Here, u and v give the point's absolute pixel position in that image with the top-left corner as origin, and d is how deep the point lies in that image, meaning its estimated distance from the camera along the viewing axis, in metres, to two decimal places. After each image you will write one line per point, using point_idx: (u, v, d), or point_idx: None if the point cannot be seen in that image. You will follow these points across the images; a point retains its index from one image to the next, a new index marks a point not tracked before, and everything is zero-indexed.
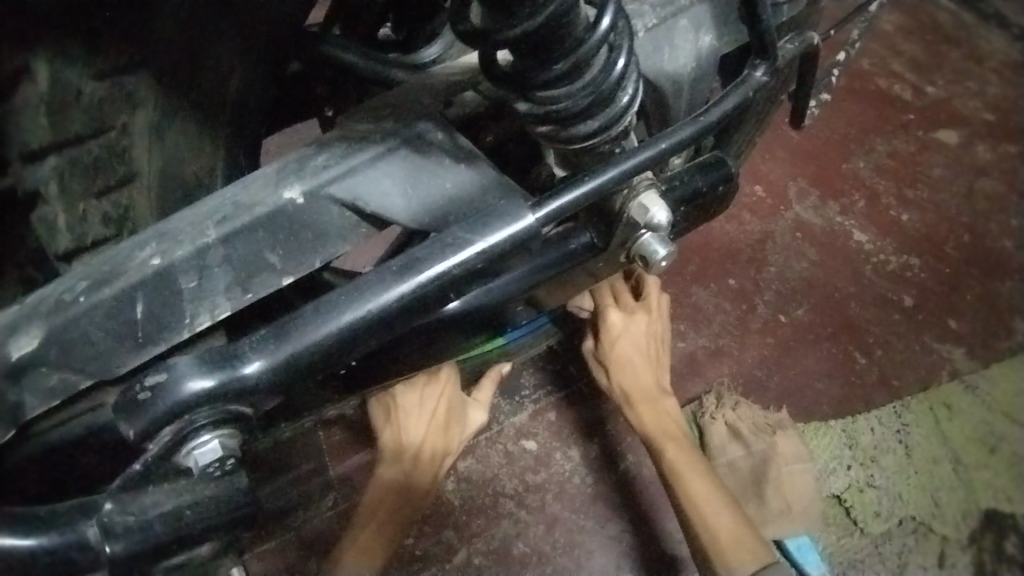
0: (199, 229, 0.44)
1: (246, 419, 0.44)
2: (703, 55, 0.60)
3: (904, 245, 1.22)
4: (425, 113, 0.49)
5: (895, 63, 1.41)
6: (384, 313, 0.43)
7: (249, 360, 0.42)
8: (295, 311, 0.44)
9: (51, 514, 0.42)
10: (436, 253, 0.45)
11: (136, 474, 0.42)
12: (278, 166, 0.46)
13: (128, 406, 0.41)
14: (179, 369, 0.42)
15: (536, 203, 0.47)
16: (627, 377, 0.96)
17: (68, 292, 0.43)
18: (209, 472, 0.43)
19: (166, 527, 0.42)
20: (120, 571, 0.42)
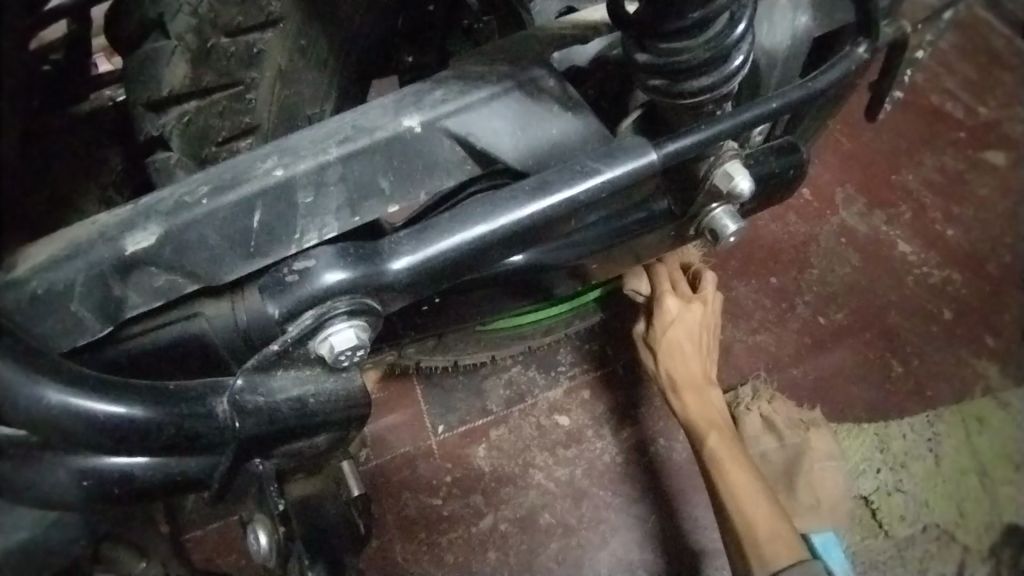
0: (322, 147, 0.47)
1: (378, 316, 0.48)
2: (798, 35, 0.60)
3: (947, 260, 1.15)
4: (540, 61, 0.51)
5: (976, 67, 1.29)
6: (514, 230, 0.47)
7: (393, 259, 0.46)
8: (432, 219, 0.48)
9: (172, 390, 0.46)
10: (565, 178, 0.47)
11: (274, 354, 0.46)
12: (396, 97, 0.49)
13: (277, 286, 0.46)
14: (324, 258, 0.46)
15: (657, 145, 0.49)
16: (677, 364, 0.96)
17: (190, 195, 0.46)
18: (339, 361, 0.47)
19: (291, 411, 0.49)
20: (244, 445, 0.48)
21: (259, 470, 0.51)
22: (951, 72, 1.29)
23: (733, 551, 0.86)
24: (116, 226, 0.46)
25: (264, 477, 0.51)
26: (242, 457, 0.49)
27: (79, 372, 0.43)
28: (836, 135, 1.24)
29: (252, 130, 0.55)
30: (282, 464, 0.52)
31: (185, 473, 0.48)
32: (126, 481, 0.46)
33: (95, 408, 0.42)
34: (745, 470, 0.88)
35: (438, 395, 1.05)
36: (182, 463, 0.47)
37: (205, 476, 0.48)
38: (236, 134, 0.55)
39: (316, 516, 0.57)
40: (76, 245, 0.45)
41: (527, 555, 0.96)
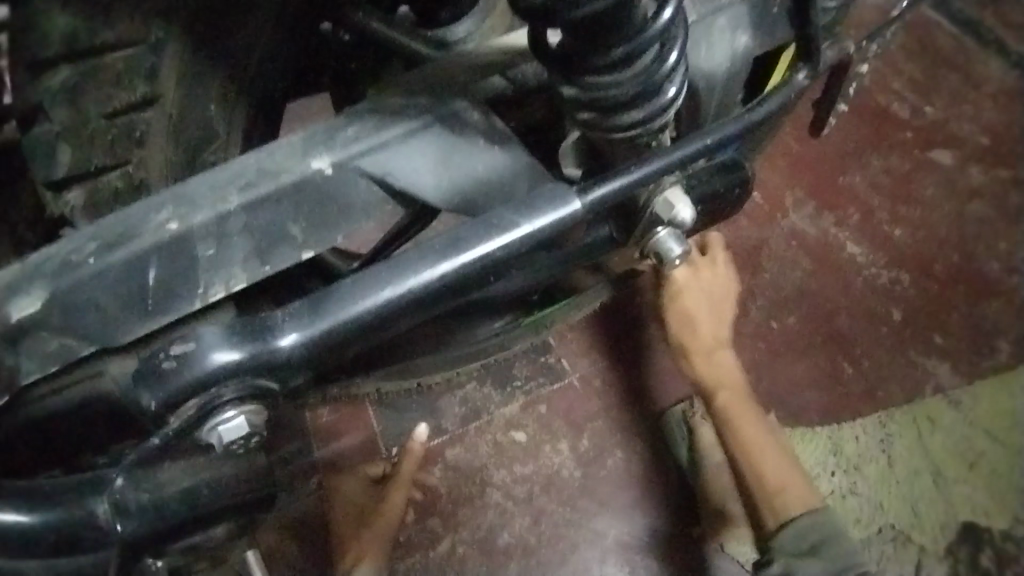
0: (221, 194, 0.43)
1: (273, 396, 0.45)
2: (737, 55, 0.58)
3: (895, 260, 1.15)
4: (463, 91, 0.48)
5: (921, 66, 1.30)
6: (420, 293, 0.44)
7: (282, 334, 0.43)
8: (330, 286, 0.45)
9: (54, 490, 0.44)
10: (477, 233, 0.44)
11: (156, 448, 0.43)
12: (305, 134, 0.45)
13: (154, 376, 0.42)
14: (207, 339, 0.43)
15: (582, 189, 0.46)
16: (687, 331, 0.95)
17: (76, 253, 0.42)
18: (233, 448, 0.45)
19: (179, 506, 0.47)
20: (129, 545, 0.46)
21: (151, 568, 0.48)
22: (896, 72, 1.29)
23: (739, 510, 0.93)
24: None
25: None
26: (129, 559, 0.47)
27: None
28: (785, 137, 1.23)
29: (121, 165, 0.49)
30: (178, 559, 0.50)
31: None
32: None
33: None
34: (758, 427, 0.92)
35: (391, 418, 1.01)
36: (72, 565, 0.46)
37: None
38: (106, 167, 0.49)
39: None
40: None
41: None
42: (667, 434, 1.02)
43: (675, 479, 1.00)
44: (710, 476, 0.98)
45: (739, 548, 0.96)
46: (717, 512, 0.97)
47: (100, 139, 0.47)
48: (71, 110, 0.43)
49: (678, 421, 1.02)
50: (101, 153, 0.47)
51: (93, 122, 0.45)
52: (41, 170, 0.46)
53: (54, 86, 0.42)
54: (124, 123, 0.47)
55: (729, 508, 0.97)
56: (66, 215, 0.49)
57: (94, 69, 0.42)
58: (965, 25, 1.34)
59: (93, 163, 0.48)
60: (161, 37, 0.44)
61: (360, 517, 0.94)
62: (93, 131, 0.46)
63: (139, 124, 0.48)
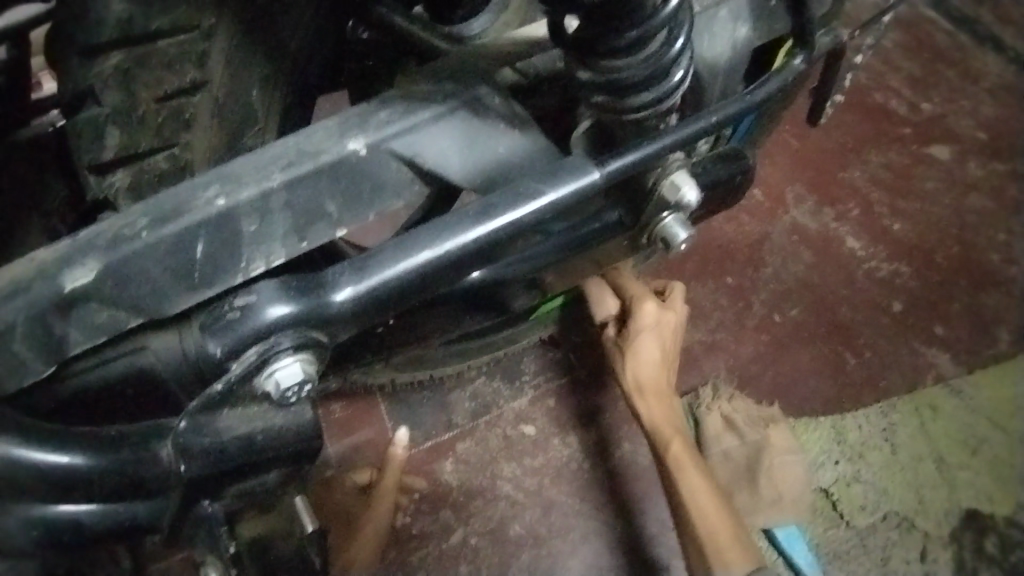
0: (265, 173, 0.47)
1: (323, 348, 0.49)
2: (739, 46, 0.61)
3: (894, 253, 1.18)
4: (485, 79, 0.51)
5: (918, 65, 1.33)
6: (458, 253, 0.47)
7: (336, 289, 0.47)
8: (372, 249, 0.49)
9: (113, 437, 0.49)
10: (508, 202, 0.48)
11: (217, 395, 0.47)
12: (341, 119, 0.49)
13: (218, 324, 0.47)
14: (265, 293, 0.47)
15: (600, 162, 0.50)
16: (640, 365, 0.92)
17: (128, 227, 0.45)
18: (287, 398, 0.48)
19: (240, 450, 0.50)
20: (190, 486, 0.50)
21: (207, 512, 0.52)
22: (893, 71, 1.32)
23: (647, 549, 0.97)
24: (54, 262, 0.44)
25: (211, 518, 0.52)
26: (189, 499, 0.50)
27: (14, 424, 0.46)
28: (785, 135, 1.26)
29: (170, 147, 0.53)
30: (230, 506, 0.53)
31: (133, 518, 0.50)
32: (73, 530, 0.48)
33: (36, 455, 0.45)
34: (685, 444, 0.89)
35: (404, 409, 1.03)
36: (128, 509, 0.50)
37: (153, 519, 0.51)
38: (155, 149, 0.53)
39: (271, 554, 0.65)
40: (16, 283, 0.44)
41: (498, 568, 0.95)
42: None
43: None
44: (715, 464, 1.00)
45: (747, 534, 0.99)
46: (724, 499, 0.98)
47: (150, 123, 0.51)
48: (122, 92, 0.49)
49: (684, 411, 1.05)
50: (149, 137, 0.52)
51: (143, 106, 0.50)
52: (90, 154, 0.51)
53: (108, 69, 0.48)
54: (173, 106, 0.52)
55: (736, 493, 0.99)
56: (109, 198, 0.53)
57: (145, 56, 0.48)
58: (959, 26, 1.38)
59: (141, 144, 0.52)
60: (210, 22, 0.49)
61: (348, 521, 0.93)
62: (143, 115, 0.51)
63: (187, 107, 0.52)
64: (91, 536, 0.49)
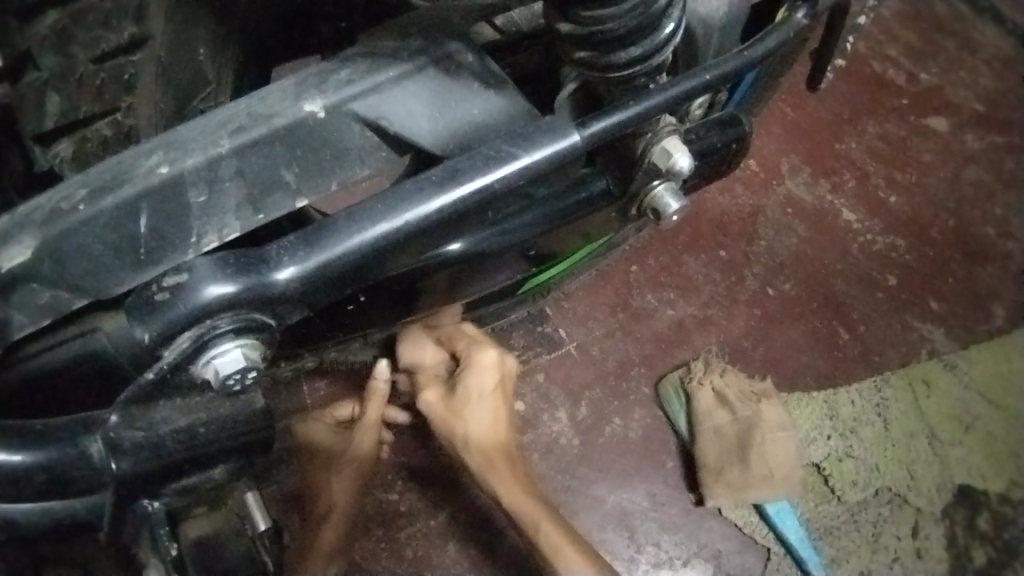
0: (212, 138, 0.43)
1: (269, 330, 0.45)
2: (736, 2, 0.57)
3: (891, 226, 1.14)
4: (460, 35, 0.47)
5: (915, 34, 1.28)
6: (417, 226, 0.44)
7: (279, 267, 0.43)
8: (326, 219, 0.45)
9: (49, 429, 0.45)
10: (478, 165, 0.44)
11: (149, 383, 0.44)
12: (297, 79, 0.45)
13: (145, 309, 0.42)
14: (200, 271, 0.42)
15: (581, 124, 0.46)
16: (469, 423, 0.86)
17: (65, 200, 0.41)
18: (230, 386, 0.44)
19: (179, 442, 0.48)
20: (123, 483, 0.47)
21: (149, 511, 0.49)
22: (891, 40, 1.27)
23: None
24: None
25: (153, 518, 0.49)
26: (127, 498, 0.48)
27: None
28: (780, 105, 1.21)
29: (110, 112, 0.49)
30: (175, 502, 0.50)
31: (73, 515, 0.47)
32: (9, 528, 0.45)
33: None
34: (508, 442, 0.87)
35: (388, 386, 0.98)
36: (68, 507, 0.47)
37: (95, 517, 0.48)
38: (96, 114, 0.49)
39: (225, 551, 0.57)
40: None
41: (486, 545, 0.92)
42: (666, 402, 1.02)
43: (671, 445, 1.00)
44: (707, 440, 0.98)
45: (737, 509, 0.97)
46: (715, 475, 0.96)
47: (89, 86, 0.47)
48: (59, 55, 0.44)
49: (675, 387, 1.02)
50: (88, 102, 0.48)
51: (81, 69, 0.46)
52: (32, 122, 0.45)
53: (44, 29, 0.42)
54: (113, 66, 0.47)
55: (727, 470, 0.96)
56: (54, 170, 0.49)
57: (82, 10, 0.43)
58: None
59: (82, 109, 0.47)
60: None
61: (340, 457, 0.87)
62: (81, 79, 0.46)
63: (128, 67, 0.47)
64: (27, 536, 0.46)
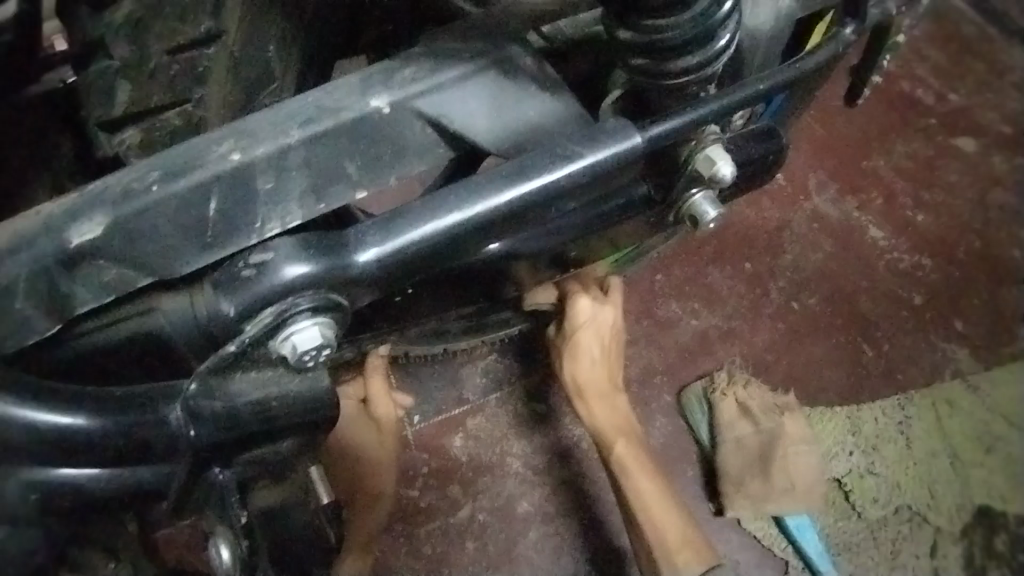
0: (282, 129, 0.45)
1: (342, 312, 0.47)
2: (781, 17, 0.59)
3: (917, 245, 1.14)
4: (516, 39, 0.49)
5: (947, 54, 1.28)
6: (487, 217, 0.46)
7: (361, 249, 0.45)
8: (401, 206, 0.46)
9: (118, 398, 0.47)
10: (543, 162, 0.46)
11: (230, 356, 0.45)
12: (362, 75, 0.47)
13: (235, 283, 0.45)
14: (283, 251, 0.45)
15: (638, 127, 0.48)
16: (582, 367, 0.90)
17: (139, 181, 0.43)
18: (304, 362, 0.46)
19: (253, 414, 0.49)
20: (200, 450, 0.49)
21: (218, 479, 0.53)
22: (922, 61, 1.27)
23: (640, 551, 0.86)
24: (62, 216, 0.43)
25: (222, 485, 0.53)
26: (200, 466, 0.51)
27: (13, 382, 0.44)
28: (809, 121, 1.22)
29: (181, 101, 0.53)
30: (242, 473, 0.54)
31: (139, 484, 0.48)
32: (78, 496, 0.46)
33: (40, 417, 0.44)
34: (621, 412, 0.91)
35: (413, 385, 1.00)
36: (134, 475, 0.48)
37: (158, 487, 0.49)
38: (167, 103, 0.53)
39: (281, 530, 0.58)
40: (21, 238, 0.42)
41: (504, 546, 0.93)
42: (687, 411, 1.02)
43: (692, 454, 1.01)
44: (728, 451, 0.98)
45: (756, 521, 0.98)
46: (735, 486, 0.97)
47: None
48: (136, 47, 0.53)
49: (698, 397, 1.03)
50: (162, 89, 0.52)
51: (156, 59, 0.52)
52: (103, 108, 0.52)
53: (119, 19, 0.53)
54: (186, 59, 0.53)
55: (748, 481, 0.96)
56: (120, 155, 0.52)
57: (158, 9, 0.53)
58: (991, 13, 1.32)
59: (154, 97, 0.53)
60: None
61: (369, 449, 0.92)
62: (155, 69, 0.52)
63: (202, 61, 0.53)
64: (96, 503, 0.47)
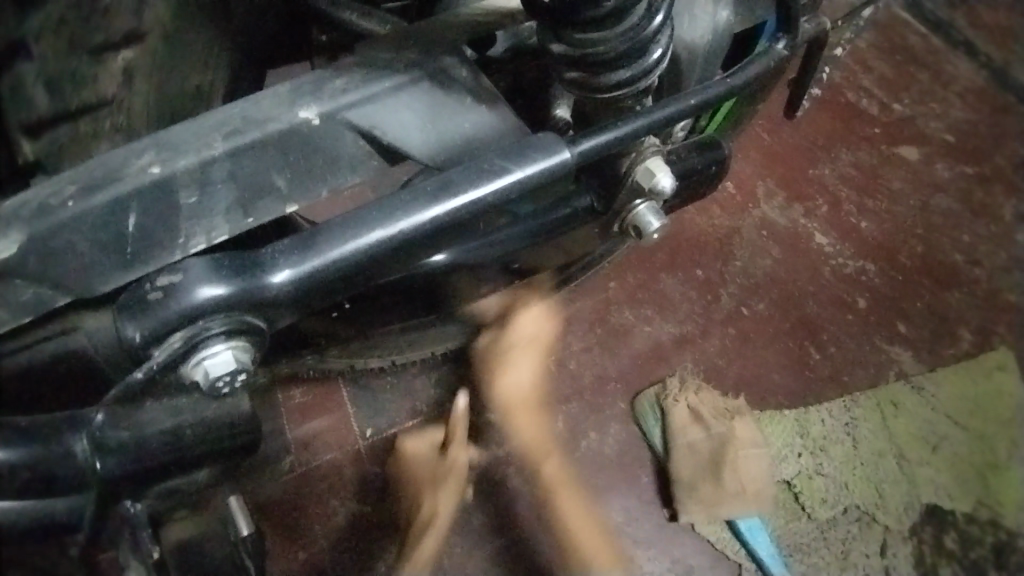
0: (206, 140, 0.43)
1: (258, 334, 0.46)
2: (720, 29, 0.59)
3: (861, 251, 1.17)
4: (452, 50, 0.48)
5: (889, 66, 1.32)
6: (410, 234, 0.45)
7: (275, 270, 0.44)
8: (318, 226, 0.45)
9: (36, 428, 0.45)
10: (471, 178, 0.45)
11: (139, 383, 0.44)
12: (292, 85, 0.45)
13: (139, 307, 0.42)
14: (193, 272, 0.43)
15: (571, 141, 0.47)
16: None
17: (55, 196, 0.41)
18: (218, 388, 0.45)
19: (162, 444, 0.51)
20: (110, 482, 0.49)
21: (130, 512, 0.52)
22: (866, 72, 1.31)
23: None
24: None
25: (134, 517, 0.52)
26: (110, 500, 0.50)
27: None
28: (757, 131, 1.24)
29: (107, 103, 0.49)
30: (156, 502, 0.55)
31: None
32: None
33: None
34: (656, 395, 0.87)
35: (365, 398, 0.98)
36: (54, 506, 0.46)
37: (79, 519, 0.47)
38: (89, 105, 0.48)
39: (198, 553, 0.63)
40: None
41: (459, 560, 0.92)
42: (639, 417, 1.03)
43: (646, 461, 1.01)
44: (681, 457, 0.98)
45: (708, 526, 0.98)
46: (687, 491, 0.97)
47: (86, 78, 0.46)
48: None
49: (650, 404, 1.03)
50: None
51: None
52: None
53: None
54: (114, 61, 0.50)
55: (700, 487, 0.97)
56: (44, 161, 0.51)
57: None
58: (931, 25, 1.36)
59: None
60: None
61: (433, 480, 0.92)
62: None
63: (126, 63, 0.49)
64: (16, 537, 0.45)
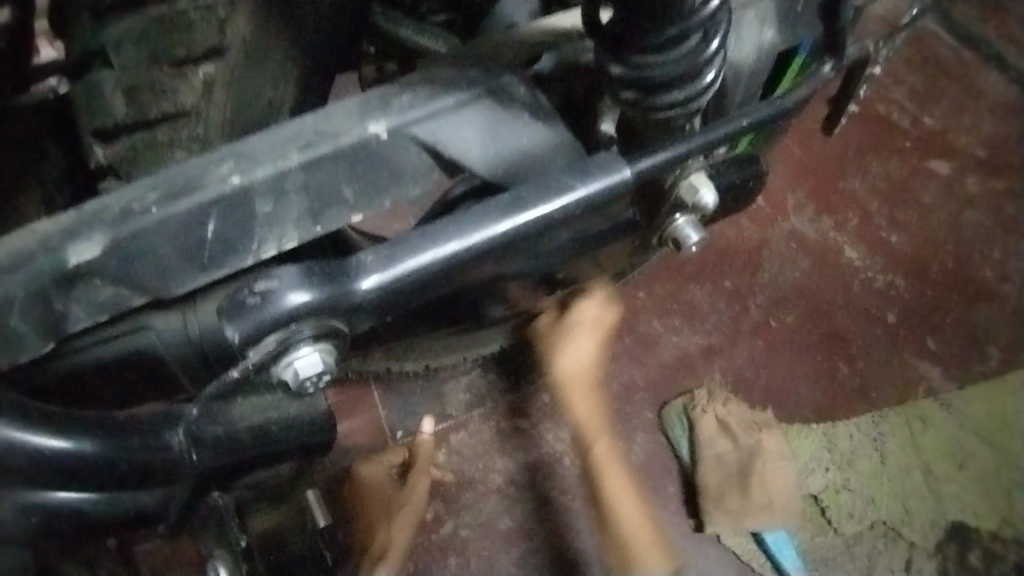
0: (283, 152, 0.45)
1: (342, 336, 0.49)
2: (765, 49, 0.60)
3: (891, 265, 1.17)
4: (510, 66, 0.50)
5: (923, 79, 1.31)
6: (487, 247, 0.47)
7: (363, 278, 0.47)
8: (401, 236, 0.48)
9: (113, 423, 0.48)
10: (538, 194, 0.48)
11: (234, 381, 0.47)
12: (362, 101, 0.47)
13: (237, 310, 0.46)
14: (287, 279, 0.46)
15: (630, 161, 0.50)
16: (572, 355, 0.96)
17: (137, 202, 0.43)
18: (305, 387, 0.48)
19: (251, 439, 0.56)
20: (200, 470, 0.54)
21: (214, 503, 0.60)
22: (899, 85, 1.31)
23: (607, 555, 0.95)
24: (56, 235, 0.42)
25: (217, 506, 0.60)
26: (203, 483, 0.56)
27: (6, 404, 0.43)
28: (788, 143, 1.25)
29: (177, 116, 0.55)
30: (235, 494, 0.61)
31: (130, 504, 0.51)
32: (73, 517, 0.48)
33: (36, 441, 0.44)
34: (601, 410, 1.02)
35: (399, 400, 1.00)
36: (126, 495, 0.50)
37: (147, 508, 0.52)
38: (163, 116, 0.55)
39: (272, 540, 0.69)
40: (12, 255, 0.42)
41: (486, 562, 0.94)
42: (667, 427, 1.04)
43: (673, 472, 1.02)
44: (708, 468, 0.99)
45: (735, 538, 0.99)
46: (713, 502, 0.98)
47: None
48: None
49: (678, 413, 1.04)
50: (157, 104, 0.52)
51: None
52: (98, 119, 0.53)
53: None
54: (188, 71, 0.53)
55: (727, 496, 0.98)
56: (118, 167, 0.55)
57: None
58: (966, 38, 1.36)
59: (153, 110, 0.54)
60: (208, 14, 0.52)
61: (388, 510, 0.92)
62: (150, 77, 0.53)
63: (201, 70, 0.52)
64: (89, 524, 0.49)
